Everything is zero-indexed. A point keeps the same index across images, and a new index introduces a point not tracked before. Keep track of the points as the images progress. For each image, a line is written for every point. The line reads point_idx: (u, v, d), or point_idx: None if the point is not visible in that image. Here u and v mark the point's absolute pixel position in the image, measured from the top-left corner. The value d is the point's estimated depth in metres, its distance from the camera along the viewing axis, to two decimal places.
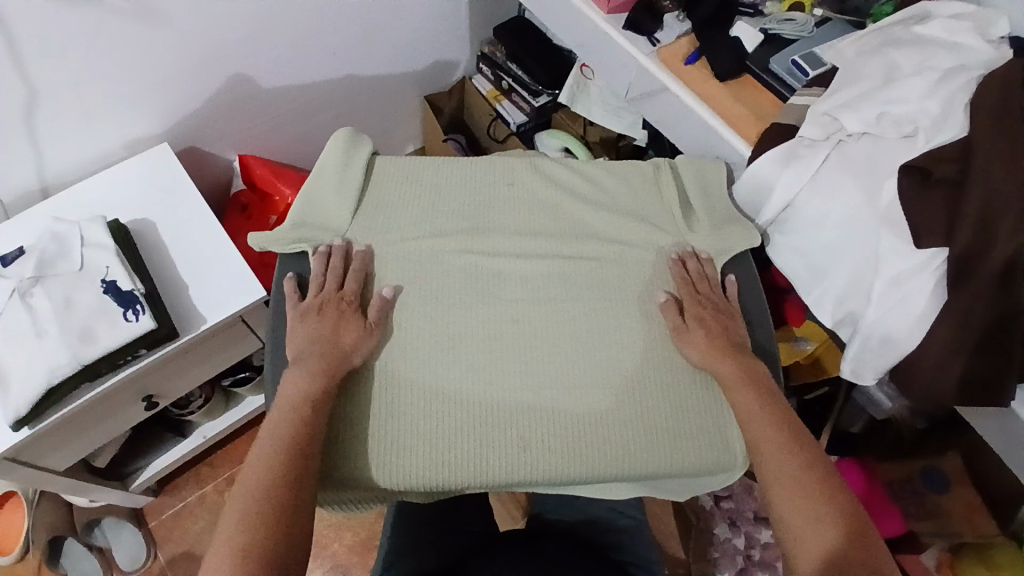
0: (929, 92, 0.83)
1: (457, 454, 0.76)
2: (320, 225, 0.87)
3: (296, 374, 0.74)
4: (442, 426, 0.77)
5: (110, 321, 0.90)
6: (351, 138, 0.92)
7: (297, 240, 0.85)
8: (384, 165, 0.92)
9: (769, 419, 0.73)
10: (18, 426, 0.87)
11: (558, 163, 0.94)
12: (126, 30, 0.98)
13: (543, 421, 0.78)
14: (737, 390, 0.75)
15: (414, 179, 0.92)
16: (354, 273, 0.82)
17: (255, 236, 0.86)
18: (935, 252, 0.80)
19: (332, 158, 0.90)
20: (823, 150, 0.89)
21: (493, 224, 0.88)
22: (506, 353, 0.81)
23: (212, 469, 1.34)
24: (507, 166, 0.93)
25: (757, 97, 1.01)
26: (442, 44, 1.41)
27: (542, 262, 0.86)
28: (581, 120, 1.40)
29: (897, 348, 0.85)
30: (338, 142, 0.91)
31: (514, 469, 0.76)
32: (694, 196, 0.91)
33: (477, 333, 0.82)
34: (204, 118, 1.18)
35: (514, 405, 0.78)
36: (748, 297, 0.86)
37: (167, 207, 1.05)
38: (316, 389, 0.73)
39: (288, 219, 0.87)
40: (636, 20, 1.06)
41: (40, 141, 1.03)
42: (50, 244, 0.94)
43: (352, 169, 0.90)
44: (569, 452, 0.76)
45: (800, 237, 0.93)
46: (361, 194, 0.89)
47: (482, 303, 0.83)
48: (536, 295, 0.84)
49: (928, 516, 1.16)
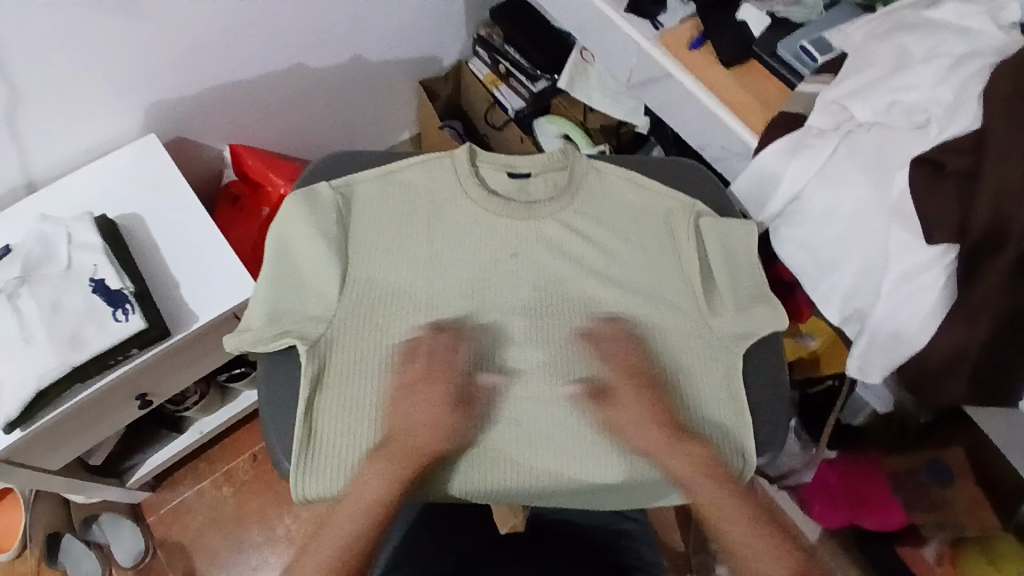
0: (940, 79, 0.79)
1: (495, 465, 0.80)
2: (300, 312, 0.82)
3: (376, 468, 0.75)
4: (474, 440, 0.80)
5: (98, 322, 0.88)
6: (307, 197, 0.86)
7: (274, 337, 0.80)
8: (360, 228, 0.87)
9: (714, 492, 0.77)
10: (10, 429, 0.85)
11: (562, 226, 0.89)
12: (106, 20, 0.94)
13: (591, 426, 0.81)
14: (671, 452, 0.78)
15: (400, 243, 0.87)
16: (454, 352, 0.82)
17: (229, 340, 0.80)
18: (947, 247, 0.77)
19: (294, 224, 0.85)
20: (832, 140, 0.86)
21: (501, 281, 0.87)
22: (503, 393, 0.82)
23: (210, 464, 1.33)
24: (511, 232, 0.88)
25: (764, 84, 0.98)
26: (437, 27, 1.37)
27: (550, 307, 0.87)
28: (580, 106, 1.36)
29: (905, 344, 0.84)
30: (298, 211, 0.85)
31: (545, 479, 0.80)
32: (716, 263, 0.87)
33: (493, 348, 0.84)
34: (192, 108, 1.14)
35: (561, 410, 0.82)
36: (769, 376, 0.85)
37: (156, 202, 1.02)
38: (393, 491, 0.74)
39: (257, 308, 0.82)
40: (638, 2, 1.03)
41: (23, 136, 0.99)
42: (36, 244, 0.91)
43: (321, 232, 0.84)
44: (604, 465, 0.80)
45: (806, 231, 0.90)
46: (344, 269, 0.84)
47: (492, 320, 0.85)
48: (542, 320, 0.86)
49: (932, 506, 1.15)
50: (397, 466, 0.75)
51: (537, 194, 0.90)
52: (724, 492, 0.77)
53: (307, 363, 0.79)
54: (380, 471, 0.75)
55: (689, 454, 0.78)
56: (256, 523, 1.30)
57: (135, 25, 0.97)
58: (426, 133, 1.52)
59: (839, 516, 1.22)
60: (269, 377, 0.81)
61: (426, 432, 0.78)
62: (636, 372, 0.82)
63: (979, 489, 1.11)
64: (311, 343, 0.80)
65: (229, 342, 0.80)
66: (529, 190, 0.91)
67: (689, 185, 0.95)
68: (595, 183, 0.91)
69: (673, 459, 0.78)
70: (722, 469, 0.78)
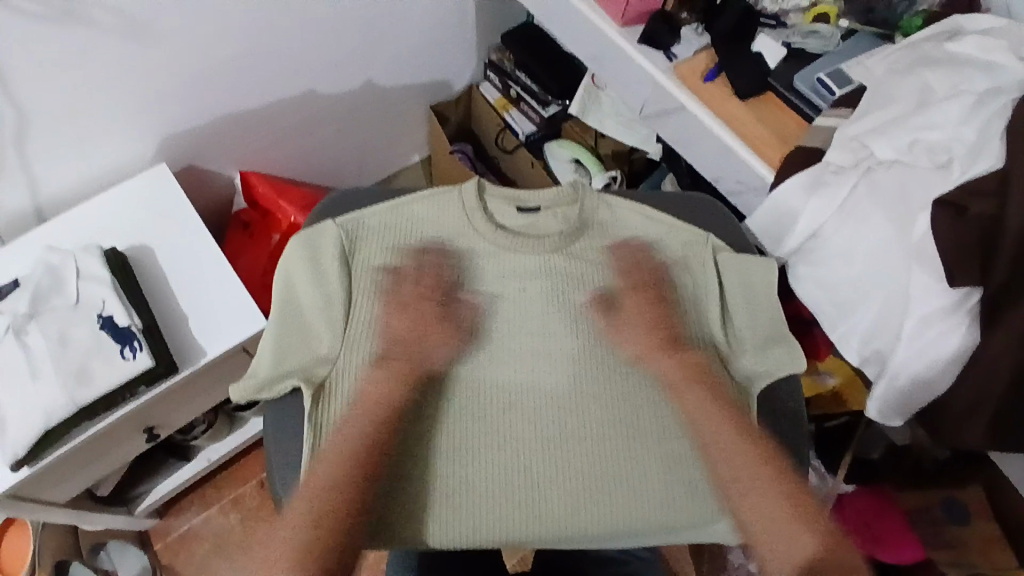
0: (964, 117, 0.77)
1: (492, 509, 0.79)
2: (305, 355, 0.80)
3: (376, 376, 0.79)
4: (474, 482, 0.80)
5: (106, 357, 0.88)
6: (309, 237, 0.85)
7: (280, 380, 0.78)
8: (364, 268, 0.85)
9: (735, 437, 0.76)
10: (17, 467, 0.85)
11: (570, 258, 0.87)
12: (113, 47, 0.94)
13: (593, 457, 0.81)
14: (690, 392, 0.79)
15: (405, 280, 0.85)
16: (439, 276, 0.85)
17: (233, 386, 0.78)
18: (968, 291, 0.76)
19: (297, 266, 0.83)
20: (851, 179, 0.85)
21: (506, 322, 0.85)
22: (505, 432, 0.81)
23: (218, 490, 1.32)
24: (520, 267, 0.86)
25: (781, 117, 0.96)
26: (448, 51, 1.36)
27: (553, 344, 0.84)
28: (592, 132, 1.35)
29: (927, 386, 0.82)
30: (298, 249, 0.83)
31: (547, 520, 0.79)
32: (705, 295, 0.86)
33: (491, 383, 0.83)
34: (204, 136, 1.14)
35: (550, 435, 0.81)
36: (785, 419, 0.83)
37: (166, 232, 1.02)
38: (396, 397, 0.78)
39: (263, 354, 0.80)
40: (652, 34, 1.01)
41: (34, 164, 1.00)
42: (44, 277, 0.91)
43: (326, 273, 0.83)
44: (606, 501, 0.80)
45: (825, 269, 0.88)
46: (348, 308, 0.82)
47: (500, 356, 0.84)
48: (547, 355, 0.84)
49: (947, 545, 1.13)
50: (396, 371, 0.79)
51: (547, 229, 0.88)
52: (722, 420, 0.77)
53: (311, 408, 0.77)
54: (382, 383, 0.78)
55: (681, 360, 0.81)
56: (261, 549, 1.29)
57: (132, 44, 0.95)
58: (435, 157, 1.50)
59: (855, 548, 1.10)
60: (276, 422, 0.80)
61: (415, 343, 0.82)
62: (647, 288, 0.86)
63: (996, 529, 1.12)
64: (317, 386, 0.78)
65: (235, 390, 0.79)
66: (538, 226, 0.88)
67: (706, 223, 0.92)
68: (607, 217, 0.89)
69: (661, 365, 0.81)
70: (740, 412, 0.79)
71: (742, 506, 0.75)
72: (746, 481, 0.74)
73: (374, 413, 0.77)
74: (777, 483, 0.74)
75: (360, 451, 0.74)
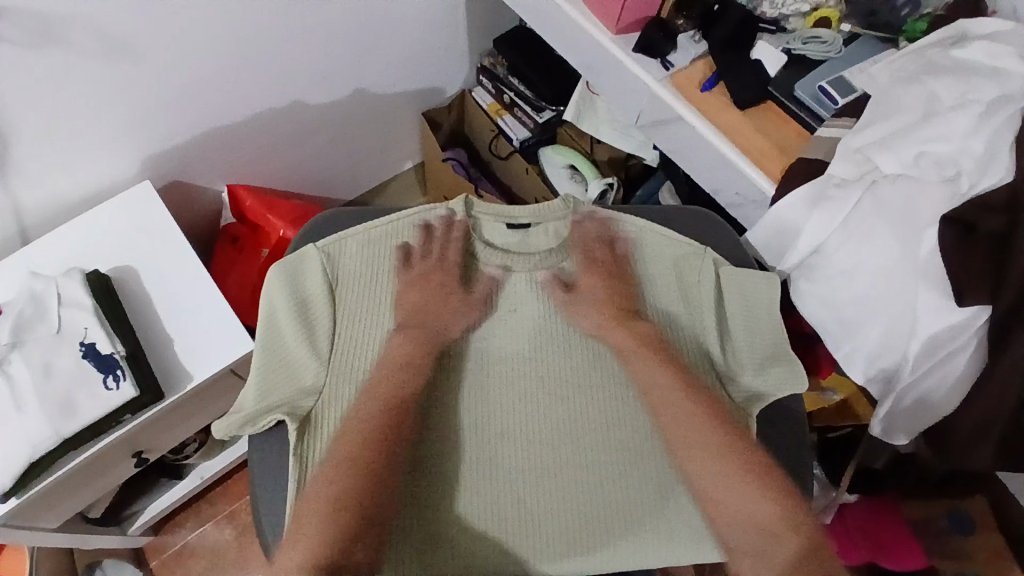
0: (973, 128, 0.74)
1: (499, 541, 0.77)
2: (289, 386, 0.78)
3: (398, 339, 0.80)
4: (477, 514, 0.78)
5: (90, 387, 0.86)
6: (291, 263, 0.82)
7: (263, 414, 0.76)
8: (349, 294, 0.82)
9: (680, 406, 0.75)
10: (5, 498, 0.83)
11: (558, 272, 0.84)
12: (93, 68, 0.92)
13: (595, 479, 0.79)
14: (639, 360, 0.78)
15: (388, 297, 0.83)
16: (454, 244, 0.84)
17: (216, 424, 0.77)
18: (979, 308, 0.74)
19: (279, 296, 0.81)
20: (854, 193, 0.82)
21: (509, 340, 0.83)
22: (503, 459, 0.80)
23: (213, 506, 1.31)
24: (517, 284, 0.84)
25: (782, 127, 0.93)
26: (439, 56, 1.33)
27: (548, 362, 0.82)
28: (588, 137, 1.31)
29: (931, 407, 0.82)
30: (280, 279, 0.81)
31: (558, 548, 0.77)
32: (680, 313, 0.84)
33: (483, 407, 0.81)
34: (190, 150, 1.12)
35: (553, 459, 0.80)
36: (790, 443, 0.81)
37: (149, 253, 0.99)
38: (421, 360, 0.79)
39: (247, 389, 0.79)
40: (646, 42, 0.98)
41: (13, 186, 0.97)
42: (26, 304, 0.89)
43: (309, 302, 0.81)
44: (617, 525, 0.78)
45: (827, 288, 0.86)
46: (332, 335, 0.80)
47: (492, 379, 0.82)
48: (540, 373, 0.82)
49: (953, 555, 1.12)
50: (411, 338, 0.80)
51: (538, 245, 0.86)
52: (673, 387, 0.77)
53: (295, 439, 0.75)
54: (404, 342, 0.79)
55: (637, 331, 0.80)
56: (259, 565, 1.28)
57: (115, 67, 0.93)
58: (428, 165, 1.47)
59: (859, 555, 1.08)
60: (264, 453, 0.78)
61: (433, 314, 0.81)
62: (606, 263, 0.84)
63: (998, 540, 1.13)
64: (302, 418, 0.76)
65: (219, 427, 0.77)
66: (531, 242, 0.86)
67: (706, 237, 0.90)
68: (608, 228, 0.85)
69: (616, 334, 0.80)
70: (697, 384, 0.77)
71: (691, 477, 0.74)
72: (702, 451, 0.74)
73: (399, 373, 0.78)
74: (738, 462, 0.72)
75: (392, 414, 0.76)
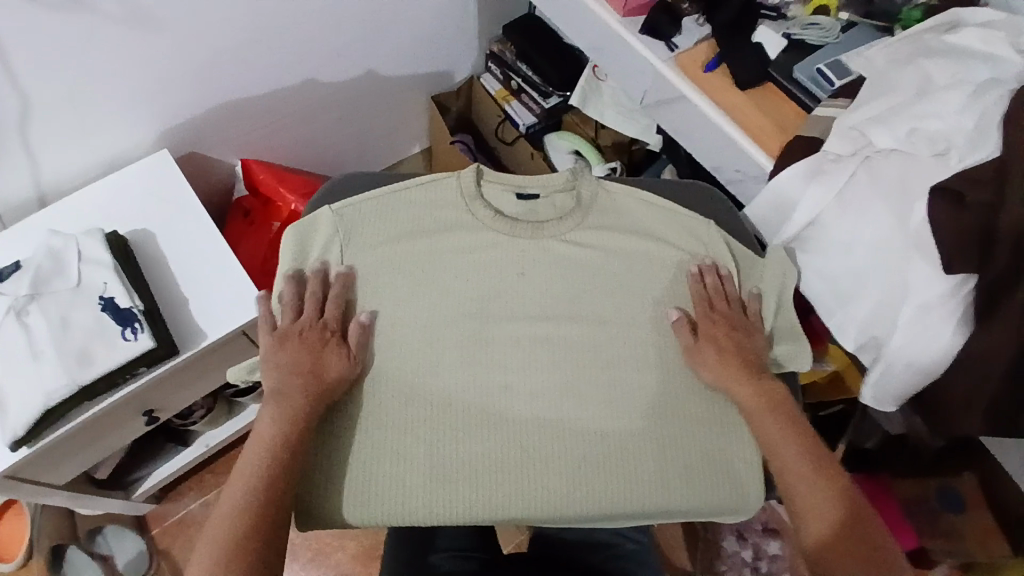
0: (964, 107, 0.78)
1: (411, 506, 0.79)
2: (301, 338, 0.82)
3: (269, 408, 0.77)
4: (391, 486, 0.80)
5: (107, 339, 0.88)
6: (304, 229, 0.86)
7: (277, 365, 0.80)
8: (362, 253, 0.85)
9: (806, 460, 0.76)
10: (17, 447, 0.85)
11: (564, 241, 0.88)
12: (114, 34, 0.94)
13: (521, 446, 0.81)
14: (767, 420, 0.78)
15: (409, 264, 0.86)
16: (336, 301, 0.83)
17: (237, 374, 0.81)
18: (965, 277, 0.78)
19: (291, 265, 0.84)
20: (848, 166, 0.85)
21: (501, 305, 0.85)
22: (469, 432, 0.81)
23: (215, 475, 1.33)
24: (521, 253, 0.87)
25: (780, 107, 0.97)
26: (449, 41, 1.37)
27: (541, 327, 0.85)
28: (593, 123, 1.36)
29: (921, 376, 0.84)
30: (289, 247, 0.85)
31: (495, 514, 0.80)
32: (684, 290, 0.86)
33: (394, 389, 0.82)
34: (207, 122, 1.15)
35: (470, 438, 0.81)
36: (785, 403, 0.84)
37: (167, 217, 1.02)
38: (290, 420, 0.76)
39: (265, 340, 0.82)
40: (652, 24, 1.01)
41: (35, 149, 1.00)
42: (45, 259, 0.91)
43: (325, 259, 0.85)
44: (565, 483, 0.80)
45: (824, 261, 0.89)
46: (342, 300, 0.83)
47: (459, 369, 0.83)
48: (500, 347, 0.84)
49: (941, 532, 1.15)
50: (285, 400, 0.78)
51: (545, 215, 0.89)
52: (783, 436, 0.78)
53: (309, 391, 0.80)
54: (273, 409, 0.77)
55: (761, 388, 0.80)
56: None
57: (140, 32, 0.96)
58: (436, 147, 1.51)
59: None
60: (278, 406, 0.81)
61: (311, 367, 0.80)
62: (724, 308, 0.84)
63: (987, 516, 1.15)
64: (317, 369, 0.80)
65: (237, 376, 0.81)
66: (537, 213, 0.89)
67: (704, 207, 0.92)
68: (605, 202, 0.89)
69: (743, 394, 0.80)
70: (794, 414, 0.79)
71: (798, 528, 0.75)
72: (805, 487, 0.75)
73: (276, 430, 0.76)
74: (831, 492, 0.75)
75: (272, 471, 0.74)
